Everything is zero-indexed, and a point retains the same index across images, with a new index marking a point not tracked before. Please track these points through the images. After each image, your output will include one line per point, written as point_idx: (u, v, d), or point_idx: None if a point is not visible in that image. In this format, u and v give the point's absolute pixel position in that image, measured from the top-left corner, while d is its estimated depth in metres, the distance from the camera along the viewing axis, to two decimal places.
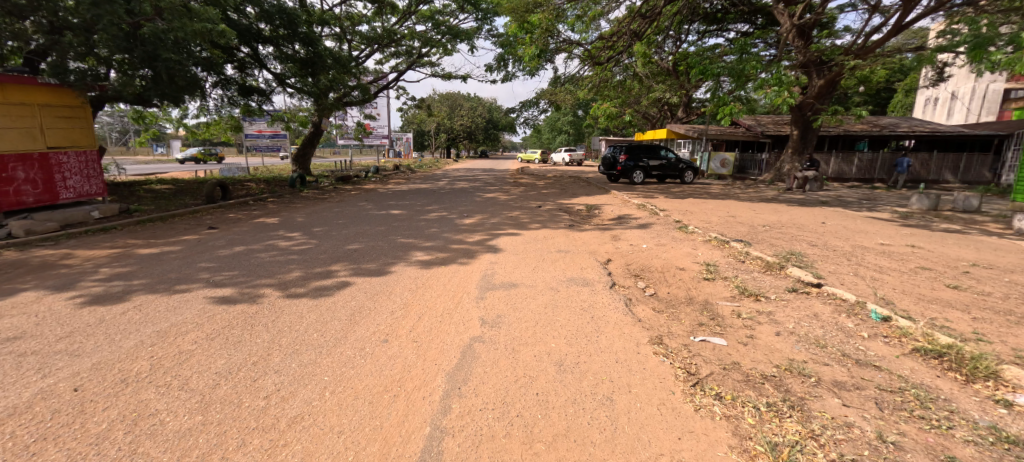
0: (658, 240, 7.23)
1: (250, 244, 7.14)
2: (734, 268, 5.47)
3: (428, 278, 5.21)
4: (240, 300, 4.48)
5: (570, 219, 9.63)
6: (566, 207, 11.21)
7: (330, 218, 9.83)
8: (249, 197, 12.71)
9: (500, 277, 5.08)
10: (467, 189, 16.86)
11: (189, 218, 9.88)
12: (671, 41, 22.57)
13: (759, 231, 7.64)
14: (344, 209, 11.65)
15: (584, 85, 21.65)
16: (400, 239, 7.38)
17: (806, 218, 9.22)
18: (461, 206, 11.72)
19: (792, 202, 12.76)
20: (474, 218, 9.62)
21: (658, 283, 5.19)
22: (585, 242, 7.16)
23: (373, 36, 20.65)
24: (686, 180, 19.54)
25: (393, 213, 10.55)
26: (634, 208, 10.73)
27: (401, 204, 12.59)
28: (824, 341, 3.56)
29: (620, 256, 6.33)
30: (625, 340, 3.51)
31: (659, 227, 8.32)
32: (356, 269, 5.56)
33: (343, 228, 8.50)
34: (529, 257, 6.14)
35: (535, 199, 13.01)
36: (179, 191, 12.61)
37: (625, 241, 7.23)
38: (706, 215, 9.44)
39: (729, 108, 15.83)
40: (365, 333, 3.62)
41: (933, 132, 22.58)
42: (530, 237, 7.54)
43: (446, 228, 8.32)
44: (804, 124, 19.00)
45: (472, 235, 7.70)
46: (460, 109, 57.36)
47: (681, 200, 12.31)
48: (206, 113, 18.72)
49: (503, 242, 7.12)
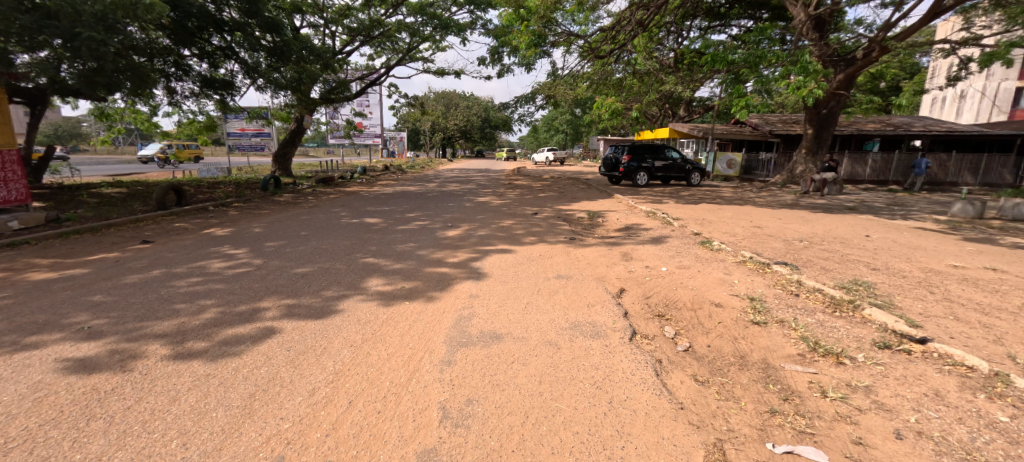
0: (680, 259, 5.91)
1: (176, 265, 5.78)
2: (789, 306, 4.18)
3: (385, 322, 3.87)
4: (102, 368, 3.13)
5: (569, 229, 8.29)
6: (564, 215, 9.87)
7: (293, 228, 8.49)
8: (210, 202, 11.34)
9: (479, 323, 3.75)
10: (458, 192, 15.49)
11: (128, 229, 8.49)
12: (672, 36, 21.39)
13: (800, 248, 6.33)
14: (315, 216, 10.30)
15: (583, 82, 20.35)
16: (363, 258, 6.05)
17: (846, 229, 7.92)
18: (447, 213, 10.39)
19: (816, 208, 11.46)
20: (459, 228, 8.28)
21: (692, 329, 3.87)
22: (589, 263, 5.84)
23: (358, 28, 19.18)
24: (693, 182, 18.30)
25: (368, 222, 9.22)
26: (642, 216, 9.43)
27: (381, 209, 11.27)
28: (981, 455, 2.25)
29: (637, 284, 5.01)
30: (666, 457, 2.20)
31: (674, 242, 6.98)
32: (290, 307, 4.22)
33: (301, 242, 7.14)
34: (521, 286, 4.83)
35: (530, 205, 11.66)
36: (130, 195, 11.23)
37: (638, 261, 5.93)
38: (729, 226, 8.12)
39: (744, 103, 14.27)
40: (257, 442, 2.30)
41: (949, 132, 21.35)
42: (521, 256, 6.20)
43: (422, 243, 6.99)
44: (819, 123, 17.55)
45: (452, 252, 6.38)
46: (456, 108, 56.00)
47: (693, 206, 11.03)
48: (177, 109, 17.34)
49: (488, 263, 5.78)
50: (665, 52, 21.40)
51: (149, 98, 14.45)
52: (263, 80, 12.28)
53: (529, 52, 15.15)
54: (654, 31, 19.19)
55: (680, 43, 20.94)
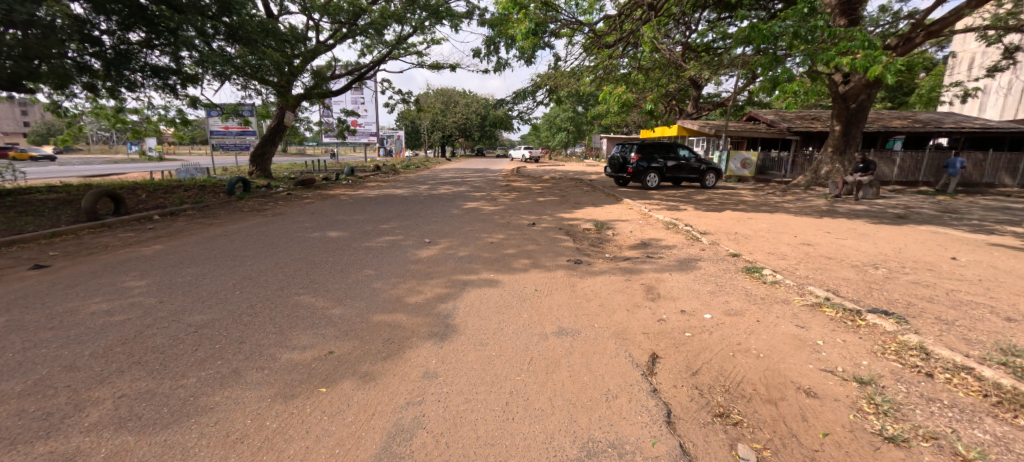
0: (725, 298, 4.33)
1: (35, 309, 4.23)
2: (932, 406, 2.60)
3: (273, 438, 2.33)
4: None
5: (572, 248, 6.73)
6: (566, 227, 8.30)
7: (233, 246, 6.92)
8: (157, 211, 9.80)
9: (425, 452, 2.20)
10: (448, 196, 13.88)
11: (35, 247, 6.95)
12: (680, 29, 19.98)
13: (880, 282, 4.74)
14: (274, 227, 8.73)
15: (586, 75, 18.71)
16: (297, 296, 4.51)
17: (921, 249, 6.32)
18: (429, 222, 8.83)
19: (860, 216, 9.85)
20: (438, 246, 6.71)
21: (785, 453, 2.30)
22: (602, 305, 4.24)
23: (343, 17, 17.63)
24: (707, 184, 16.72)
25: (331, 236, 7.67)
26: (660, 228, 7.84)
27: (353, 217, 9.68)
28: None
29: (675, 345, 3.43)
30: None
31: (708, 268, 5.41)
32: (129, 406, 2.65)
33: (229, 268, 5.59)
34: (505, 352, 3.24)
35: (528, 212, 10.10)
36: (63, 202, 9.66)
37: (668, 299, 4.36)
38: (771, 244, 6.55)
39: (792, 87, 12.15)
40: None
41: (984, 128, 19.65)
42: (509, 290, 4.62)
43: (384, 270, 5.44)
44: (847, 118, 15.93)
45: (419, 284, 4.83)
46: (456, 105, 54.01)
47: (718, 214, 9.41)
48: (145, 104, 15.86)
49: (463, 305, 4.19)
50: (672, 46, 19.94)
51: (109, 92, 13.17)
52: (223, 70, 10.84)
53: (527, 44, 13.53)
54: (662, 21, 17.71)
55: (688, 36, 19.56)
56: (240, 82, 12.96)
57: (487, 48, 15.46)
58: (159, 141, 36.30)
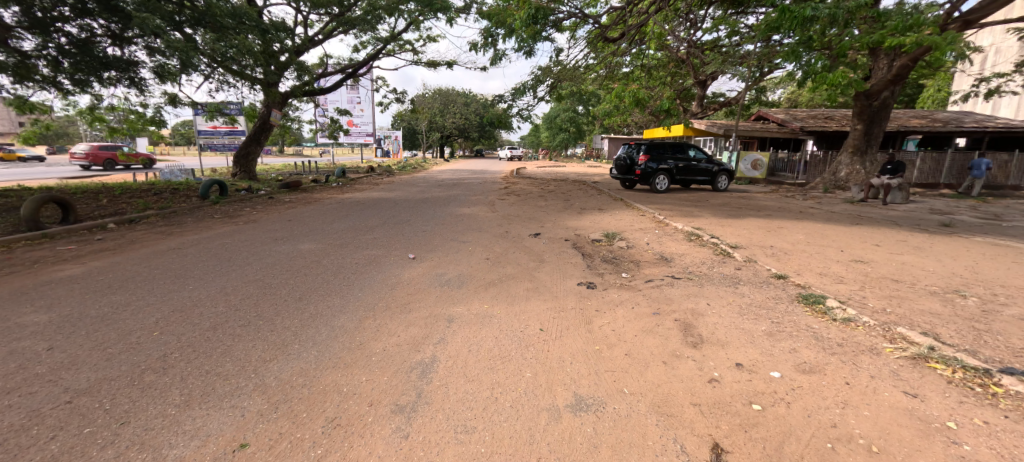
0: (793, 346, 3.29)
1: None
2: None
3: None
4: None
5: (583, 265, 5.70)
6: (573, 238, 7.27)
7: (183, 263, 5.88)
8: (113, 219, 8.77)
9: None
10: (442, 200, 12.86)
11: None
12: (686, 24, 18.93)
13: (982, 319, 3.71)
14: (240, 237, 7.70)
15: (590, 72, 17.65)
16: (232, 339, 3.47)
17: (999, 268, 5.30)
18: (417, 231, 7.80)
19: (899, 224, 8.84)
20: (423, 262, 5.69)
21: None
22: (631, 354, 3.20)
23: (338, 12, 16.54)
24: (719, 186, 15.73)
25: (302, 248, 6.66)
26: (681, 240, 6.84)
27: (333, 225, 8.65)
28: None
29: (744, 428, 2.40)
30: None
31: (753, 295, 4.39)
32: None
33: (165, 294, 4.58)
34: (501, 449, 2.21)
35: (528, 219, 9.08)
36: (6, 209, 8.61)
37: (716, 345, 3.32)
38: (819, 262, 5.52)
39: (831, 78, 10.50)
40: None
41: (1009, 127, 18.65)
42: (507, 331, 3.58)
43: (353, 297, 4.40)
44: (870, 116, 14.88)
45: (393, 321, 3.80)
46: (454, 104, 52.81)
47: (742, 221, 8.40)
48: (119, 102, 14.79)
49: (446, 355, 3.16)
50: (678, 43, 18.91)
51: (81, 89, 12.21)
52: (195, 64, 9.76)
53: (527, 33, 12.43)
54: (669, 15, 16.69)
55: (694, 32, 18.53)
56: (217, 77, 11.88)
57: (484, 40, 14.30)
58: (149, 140, 35.39)
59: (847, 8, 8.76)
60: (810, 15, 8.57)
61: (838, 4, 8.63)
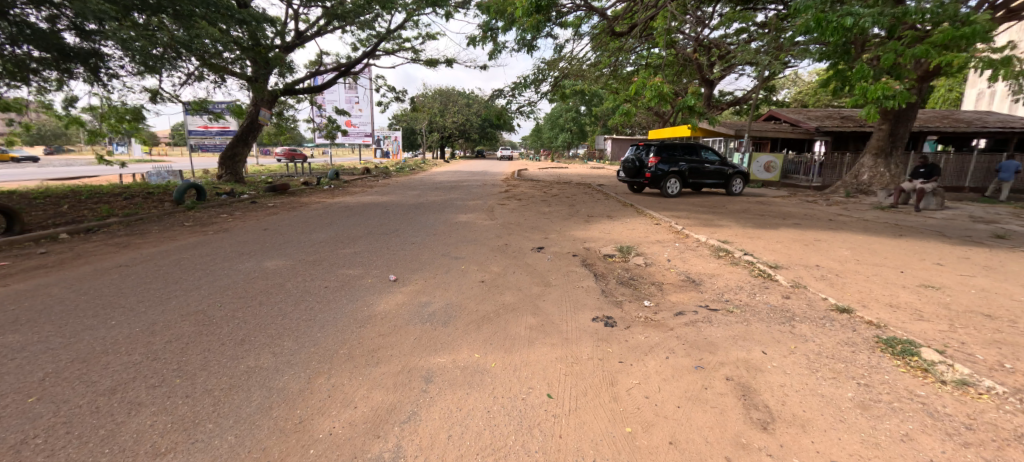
0: (904, 429, 2.35)
1: None
2: None
3: None
4: None
5: (595, 289, 4.79)
6: (582, 254, 6.34)
7: (120, 285, 4.96)
8: (68, 229, 7.86)
9: None
10: (438, 205, 11.95)
11: None
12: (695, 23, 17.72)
13: None
14: (203, 250, 6.79)
15: (595, 71, 16.69)
16: (128, 414, 2.55)
17: None
18: (404, 244, 6.89)
19: (947, 235, 7.89)
20: (407, 286, 4.76)
21: None
22: (678, 446, 2.25)
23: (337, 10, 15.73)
24: (734, 190, 14.80)
25: (268, 265, 5.73)
26: (707, 257, 5.91)
27: (312, 236, 7.74)
28: None
29: None
30: None
31: (818, 338, 3.46)
32: None
33: (73, 334, 3.65)
34: None
35: (531, 229, 8.15)
36: None
37: (794, 425, 2.40)
38: (881, 288, 4.58)
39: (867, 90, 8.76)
40: None
41: None
42: (503, 400, 2.64)
43: (310, 339, 3.47)
44: (896, 115, 13.88)
45: (352, 380, 2.87)
46: (454, 104, 51.89)
47: (771, 233, 7.48)
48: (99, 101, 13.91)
49: (414, 447, 2.22)
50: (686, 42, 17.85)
51: (56, 86, 11.36)
52: (165, 63, 8.77)
53: (527, 24, 11.47)
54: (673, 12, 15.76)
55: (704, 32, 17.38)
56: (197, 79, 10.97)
57: (482, 33, 13.39)
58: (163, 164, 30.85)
59: (893, 13, 7.16)
60: (850, 22, 6.94)
61: (881, 6, 7.03)
